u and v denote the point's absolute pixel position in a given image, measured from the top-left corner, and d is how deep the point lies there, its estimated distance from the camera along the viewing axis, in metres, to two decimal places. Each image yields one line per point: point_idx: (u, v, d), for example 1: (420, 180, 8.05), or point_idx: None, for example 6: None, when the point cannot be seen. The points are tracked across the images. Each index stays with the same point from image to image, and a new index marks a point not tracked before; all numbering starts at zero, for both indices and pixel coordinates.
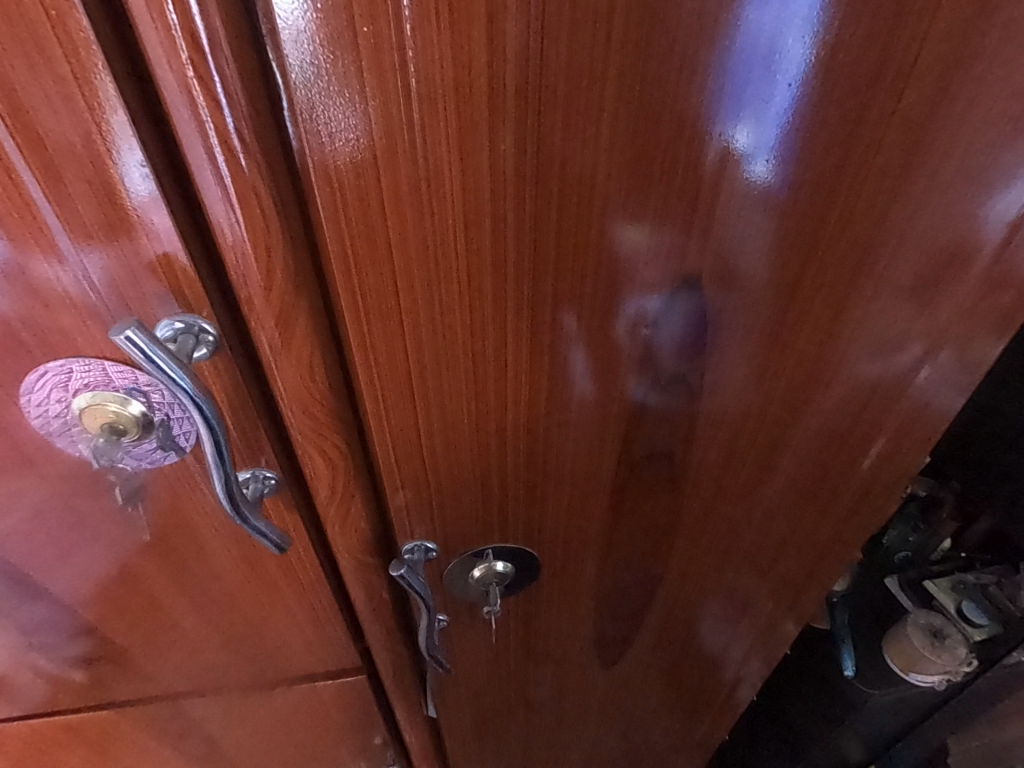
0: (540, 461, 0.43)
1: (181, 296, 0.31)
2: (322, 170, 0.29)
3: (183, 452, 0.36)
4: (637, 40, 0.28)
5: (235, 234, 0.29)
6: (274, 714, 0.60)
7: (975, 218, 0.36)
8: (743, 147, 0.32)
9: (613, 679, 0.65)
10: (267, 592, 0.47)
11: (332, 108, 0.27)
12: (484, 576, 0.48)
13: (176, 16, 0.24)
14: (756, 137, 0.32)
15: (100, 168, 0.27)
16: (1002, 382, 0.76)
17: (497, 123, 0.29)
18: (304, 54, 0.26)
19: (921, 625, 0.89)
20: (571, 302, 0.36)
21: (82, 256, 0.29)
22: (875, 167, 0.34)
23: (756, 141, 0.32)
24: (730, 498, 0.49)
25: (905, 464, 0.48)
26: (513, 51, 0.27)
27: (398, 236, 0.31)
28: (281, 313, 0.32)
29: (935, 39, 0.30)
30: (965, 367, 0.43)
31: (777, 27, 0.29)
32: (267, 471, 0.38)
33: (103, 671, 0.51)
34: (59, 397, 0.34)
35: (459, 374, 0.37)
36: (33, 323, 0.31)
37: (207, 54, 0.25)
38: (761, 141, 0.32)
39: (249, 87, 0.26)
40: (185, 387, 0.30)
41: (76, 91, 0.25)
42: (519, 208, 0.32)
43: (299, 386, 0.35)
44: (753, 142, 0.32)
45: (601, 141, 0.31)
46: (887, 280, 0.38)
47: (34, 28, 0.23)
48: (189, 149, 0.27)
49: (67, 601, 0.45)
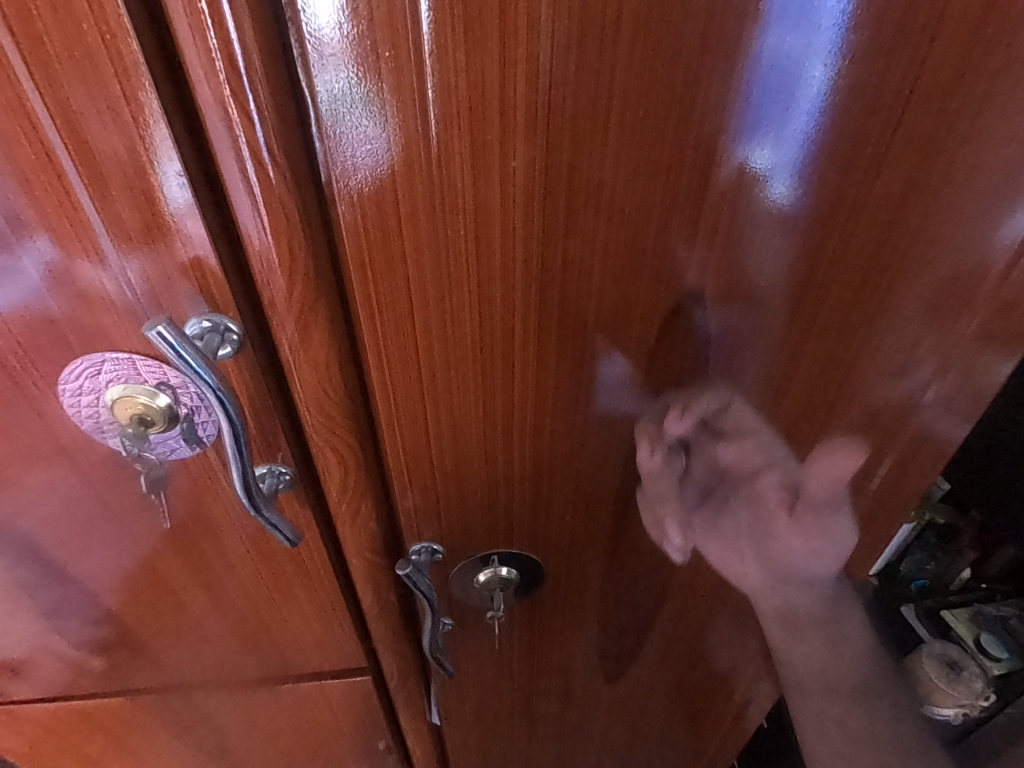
0: (546, 470, 0.43)
1: (209, 296, 0.33)
2: (349, 183, 0.31)
3: (204, 445, 0.38)
4: (641, 62, 0.30)
5: (262, 239, 0.31)
6: (282, 711, 0.61)
7: (981, 240, 0.37)
8: (762, 167, 0.33)
9: (618, 694, 0.64)
10: (279, 587, 0.49)
11: (361, 126, 0.29)
12: (489, 581, 0.49)
13: (216, 40, 0.26)
14: (776, 158, 0.33)
15: (141, 176, 0.29)
16: (1014, 400, 0.76)
17: (508, 141, 0.30)
18: (331, 75, 0.28)
19: (937, 655, 0.85)
20: (578, 312, 0.37)
21: (121, 257, 0.31)
22: (876, 188, 0.35)
23: (776, 162, 0.33)
24: (740, 467, 0.47)
25: (915, 483, 0.48)
26: (523, 73, 0.29)
27: (412, 246, 0.33)
28: (301, 315, 0.33)
29: (932, 66, 0.31)
30: (974, 388, 0.43)
31: (782, 52, 0.30)
32: (282, 467, 0.40)
33: (120, 658, 0.53)
34: (93, 388, 0.36)
35: (469, 380, 0.38)
36: (73, 319, 0.33)
37: (242, 75, 0.27)
38: (781, 162, 0.33)
39: (279, 105, 0.28)
40: (209, 381, 0.32)
41: (124, 107, 0.27)
42: (528, 221, 0.33)
43: (316, 387, 0.36)
44: (773, 163, 0.33)
45: (608, 158, 0.32)
46: (893, 298, 0.38)
47: (91, 51, 0.26)
48: (223, 160, 0.29)
49: (88, 587, 0.47)
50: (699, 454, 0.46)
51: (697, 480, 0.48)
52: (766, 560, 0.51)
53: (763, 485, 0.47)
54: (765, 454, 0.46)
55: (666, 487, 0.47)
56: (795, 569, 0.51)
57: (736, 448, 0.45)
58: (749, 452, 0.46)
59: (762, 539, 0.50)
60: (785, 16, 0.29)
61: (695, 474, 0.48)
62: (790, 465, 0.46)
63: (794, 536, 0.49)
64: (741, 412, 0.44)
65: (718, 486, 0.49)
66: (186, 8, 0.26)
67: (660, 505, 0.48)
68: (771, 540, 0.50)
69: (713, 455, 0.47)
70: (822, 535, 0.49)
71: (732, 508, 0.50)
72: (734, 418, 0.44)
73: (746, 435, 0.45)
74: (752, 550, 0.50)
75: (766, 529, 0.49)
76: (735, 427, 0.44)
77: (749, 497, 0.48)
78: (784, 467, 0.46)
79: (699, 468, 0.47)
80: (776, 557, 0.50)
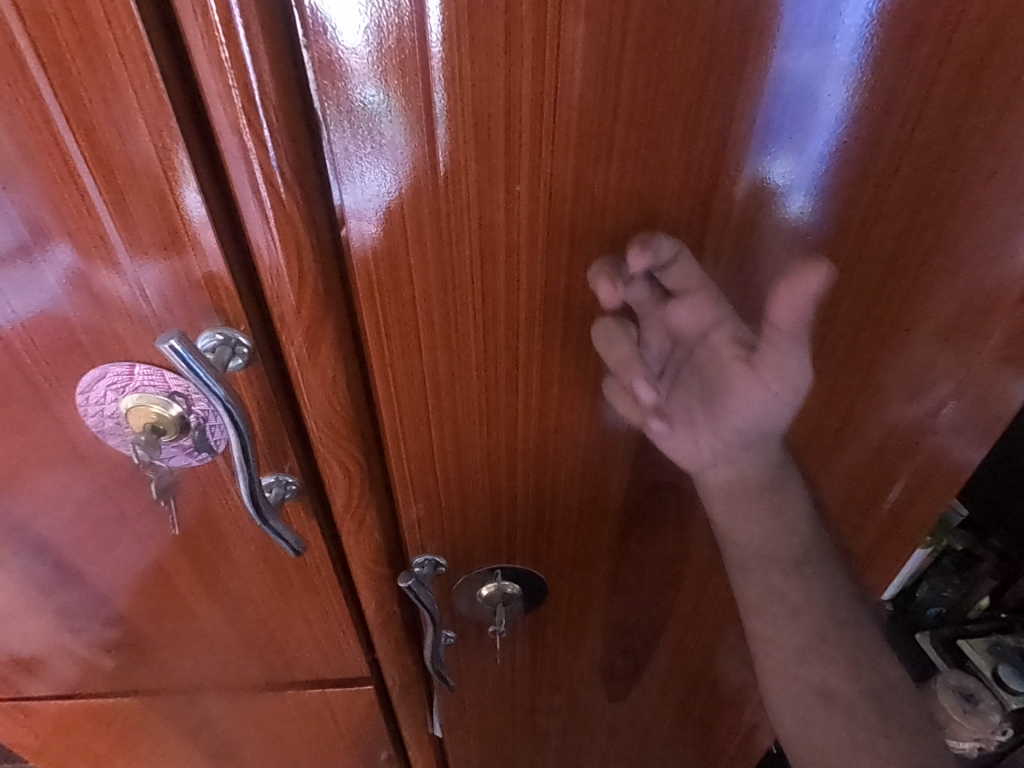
0: (548, 486, 0.44)
1: (221, 310, 0.34)
2: (370, 199, 0.31)
3: (214, 454, 0.39)
4: (646, 86, 0.30)
5: (272, 257, 0.32)
6: (284, 718, 0.61)
7: (994, 266, 0.36)
8: (782, 182, 0.33)
9: (621, 713, 0.64)
10: (284, 594, 0.49)
11: (378, 144, 0.30)
12: (491, 595, 0.49)
13: (232, 69, 0.27)
14: (794, 173, 0.33)
15: (158, 194, 0.30)
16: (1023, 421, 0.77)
17: (513, 164, 0.31)
18: (342, 100, 0.29)
19: (953, 686, 0.83)
20: (580, 329, 0.37)
21: (137, 269, 0.33)
22: (884, 211, 0.35)
23: (794, 177, 0.33)
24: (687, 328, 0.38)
25: (927, 509, 0.47)
26: (528, 97, 0.29)
27: (418, 263, 0.33)
28: (309, 331, 0.34)
29: (940, 90, 0.31)
30: (989, 415, 0.42)
31: (793, 73, 0.30)
32: (288, 477, 0.41)
33: (130, 658, 0.54)
34: (108, 396, 0.37)
35: (471, 395, 0.38)
36: (90, 327, 0.34)
37: (257, 102, 0.28)
38: (799, 177, 0.33)
39: (291, 128, 0.29)
40: (218, 394, 0.33)
41: (143, 128, 0.28)
42: (531, 240, 0.33)
43: (323, 400, 0.37)
44: (791, 178, 0.33)
45: (611, 180, 0.32)
46: (907, 320, 0.38)
47: (114, 77, 0.27)
48: (236, 181, 0.30)
49: (100, 589, 0.48)
50: (651, 319, 0.39)
51: (654, 354, 0.40)
52: (723, 433, 0.41)
53: (714, 347, 0.38)
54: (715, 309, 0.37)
55: (625, 353, 0.38)
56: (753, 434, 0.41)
57: (688, 308, 0.37)
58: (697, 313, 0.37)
59: (711, 400, 0.40)
60: (791, 39, 0.29)
61: (651, 351, 0.40)
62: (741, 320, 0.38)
63: (750, 389, 0.39)
64: (686, 265, 0.35)
65: (678, 363, 0.41)
66: (205, 38, 0.26)
67: (625, 370, 0.38)
68: (721, 401, 0.40)
69: (665, 322, 0.39)
70: (779, 377, 0.38)
71: (691, 385, 0.41)
72: (681, 275, 0.36)
73: (695, 288, 0.36)
74: (707, 427, 0.41)
75: (716, 388, 0.40)
76: (681, 283, 0.36)
77: (708, 363, 0.39)
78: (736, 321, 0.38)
79: (652, 341, 0.39)
80: (731, 426, 0.41)
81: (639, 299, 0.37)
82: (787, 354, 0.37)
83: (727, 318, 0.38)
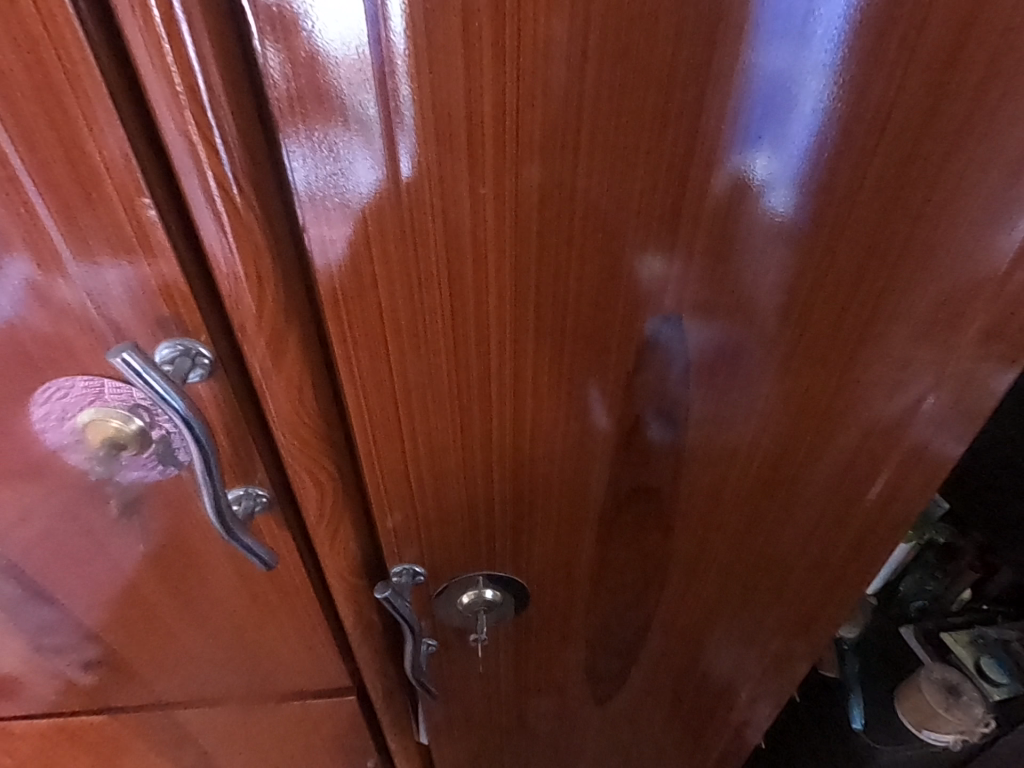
0: (527, 492, 0.43)
1: (179, 321, 0.33)
2: (344, 201, 0.30)
3: (180, 467, 0.38)
4: (610, 84, 0.29)
5: (230, 264, 0.31)
6: (267, 730, 0.60)
7: (968, 262, 0.36)
8: (763, 178, 0.32)
9: (609, 716, 0.63)
10: (259, 607, 0.48)
11: (346, 143, 0.29)
12: (473, 603, 0.48)
13: (176, 68, 0.26)
14: (776, 169, 0.32)
15: (105, 200, 0.29)
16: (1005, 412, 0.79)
17: (476, 167, 0.30)
18: (295, 100, 0.28)
19: (936, 680, 0.88)
20: (552, 337, 0.36)
21: (86, 279, 0.31)
22: (857, 211, 0.34)
23: (777, 173, 0.32)
24: (600, 618, 0.53)
25: (907, 505, 0.47)
26: (490, 97, 0.28)
27: (383, 272, 0.33)
28: (271, 338, 0.34)
29: (912, 83, 0.30)
30: (965, 410, 0.42)
31: (770, 70, 0.30)
32: (258, 489, 0.40)
33: (103, 676, 0.53)
34: (64, 409, 0.36)
35: (444, 403, 0.38)
36: (41, 339, 0.33)
37: (206, 105, 0.27)
38: (780, 174, 0.32)
39: (244, 131, 0.28)
40: (177, 407, 0.32)
41: (86, 132, 0.27)
42: (498, 246, 0.33)
43: (290, 410, 0.36)
44: (777, 174, 0.32)
45: (578, 184, 0.31)
46: (885, 316, 0.38)
47: (52, 80, 0.26)
48: (187, 187, 0.29)
49: (69, 608, 0.47)
50: (568, 630, 0.53)
51: (583, 647, 0.55)
52: (657, 670, 0.58)
53: (620, 624, 0.54)
54: (612, 596, 0.51)
55: (560, 652, 0.55)
56: (675, 663, 0.58)
57: (587, 605, 0.51)
58: (603, 592, 0.51)
59: (639, 666, 0.57)
60: (761, 34, 0.29)
61: (581, 647, 0.55)
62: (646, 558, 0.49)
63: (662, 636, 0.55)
64: (572, 576, 0.49)
65: (604, 645, 0.55)
66: (147, 38, 0.26)
67: (566, 660, 0.56)
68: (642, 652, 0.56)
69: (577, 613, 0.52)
70: (688, 551, 0.49)
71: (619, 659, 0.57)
72: (650, 341, 0.37)
73: (587, 592, 0.50)
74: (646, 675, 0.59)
75: (639, 657, 0.57)
76: (574, 593, 0.50)
77: (626, 630, 0.54)
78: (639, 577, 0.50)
79: (578, 642, 0.54)
80: (657, 656, 0.57)
81: (553, 613, 0.52)
82: (687, 629, 0.55)
83: (638, 565, 0.49)
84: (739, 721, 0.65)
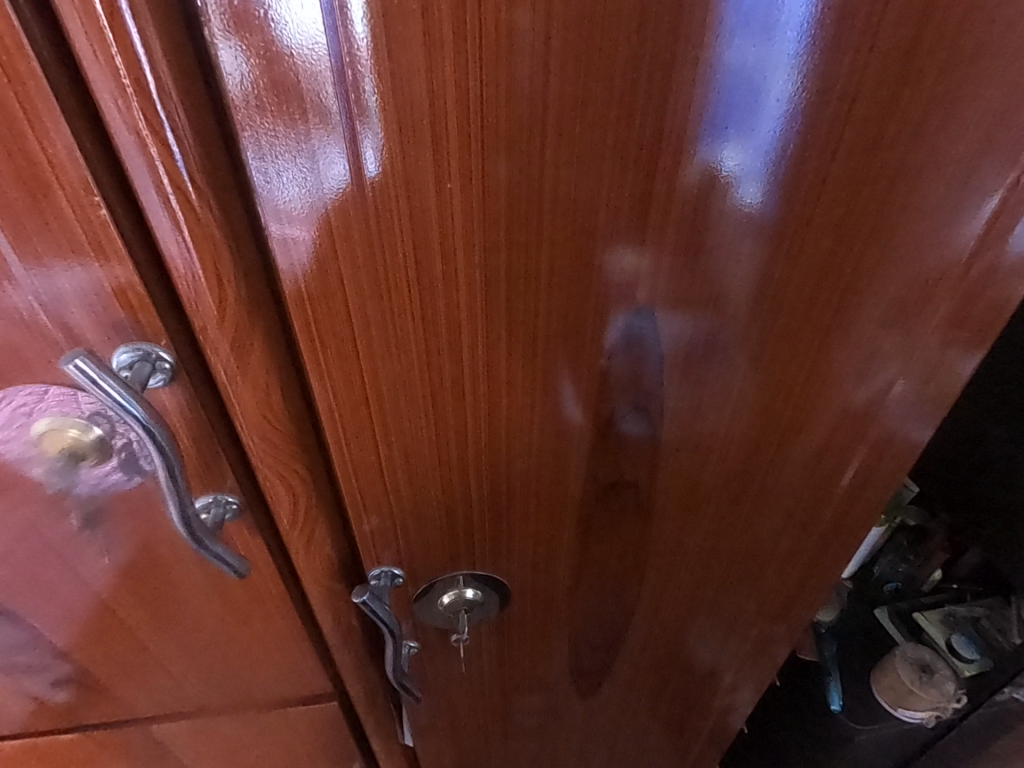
0: (505, 490, 0.43)
1: (137, 324, 0.32)
2: (308, 199, 0.30)
3: (144, 475, 0.37)
4: (574, 77, 0.29)
5: (187, 265, 0.30)
6: (247, 740, 0.59)
7: (933, 250, 0.37)
8: (732, 169, 0.32)
9: (594, 709, 0.63)
10: (233, 616, 0.47)
11: (307, 139, 0.28)
12: (453, 603, 0.48)
13: (120, 59, 0.25)
14: (745, 161, 0.32)
15: (50, 199, 0.28)
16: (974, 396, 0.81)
17: (442, 162, 0.29)
18: (250, 94, 0.27)
19: (909, 659, 0.91)
20: (525, 332, 0.36)
21: (34, 281, 0.30)
22: (824, 201, 0.34)
23: (745, 165, 0.32)
24: (581, 612, 0.53)
25: (879, 489, 0.48)
26: (453, 89, 0.28)
27: (349, 270, 0.32)
28: (235, 341, 0.33)
29: (874, 74, 0.30)
30: (932, 395, 0.43)
31: (736, 61, 0.29)
32: (228, 496, 0.39)
33: (70, 693, 0.51)
34: (15, 423, 0.34)
35: (417, 400, 0.37)
36: None
37: (155, 98, 0.26)
38: (750, 164, 0.32)
39: (199, 126, 0.27)
40: (137, 415, 0.31)
41: (27, 127, 0.26)
42: (467, 241, 0.32)
43: (257, 414, 0.35)
44: (745, 166, 0.32)
45: (546, 177, 0.31)
46: (854, 305, 0.38)
47: None
48: (140, 186, 0.28)
49: (34, 626, 0.45)
50: (549, 625, 0.53)
51: (566, 642, 0.55)
52: (640, 661, 0.59)
53: (602, 617, 0.54)
54: (593, 589, 0.51)
55: (543, 648, 0.55)
56: (659, 654, 0.58)
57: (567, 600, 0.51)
58: (584, 586, 0.51)
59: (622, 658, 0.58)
60: (726, 26, 0.28)
61: (564, 641, 0.55)
62: (626, 550, 0.49)
63: (643, 627, 0.55)
64: (550, 572, 0.48)
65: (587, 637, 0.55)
66: (88, 28, 0.24)
67: (549, 655, 0.56)
68: (624, 646, 0.56)
69: (558, 608, 0.52)
70: (665, 542, 0.49)
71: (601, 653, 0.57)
72: (622, 334, 0.37)
73: (569, 587, 0.50)
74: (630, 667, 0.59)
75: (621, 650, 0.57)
76: (555, 587, 0.50)
77: (607, 622, 0.54)
78: (617, 571, 0.50)
79: (561, 637, 0.54)
80: (640, 648, 0.57)
81: (534, 610, 0.51)
82: (668, 619, 0.55)
83: (619, 556, 0.49)
84: (722, 706, 0.66)
